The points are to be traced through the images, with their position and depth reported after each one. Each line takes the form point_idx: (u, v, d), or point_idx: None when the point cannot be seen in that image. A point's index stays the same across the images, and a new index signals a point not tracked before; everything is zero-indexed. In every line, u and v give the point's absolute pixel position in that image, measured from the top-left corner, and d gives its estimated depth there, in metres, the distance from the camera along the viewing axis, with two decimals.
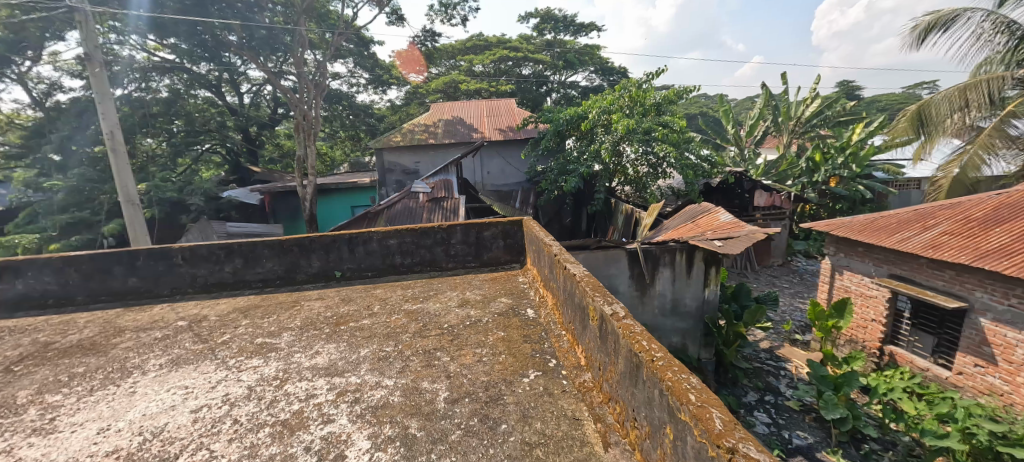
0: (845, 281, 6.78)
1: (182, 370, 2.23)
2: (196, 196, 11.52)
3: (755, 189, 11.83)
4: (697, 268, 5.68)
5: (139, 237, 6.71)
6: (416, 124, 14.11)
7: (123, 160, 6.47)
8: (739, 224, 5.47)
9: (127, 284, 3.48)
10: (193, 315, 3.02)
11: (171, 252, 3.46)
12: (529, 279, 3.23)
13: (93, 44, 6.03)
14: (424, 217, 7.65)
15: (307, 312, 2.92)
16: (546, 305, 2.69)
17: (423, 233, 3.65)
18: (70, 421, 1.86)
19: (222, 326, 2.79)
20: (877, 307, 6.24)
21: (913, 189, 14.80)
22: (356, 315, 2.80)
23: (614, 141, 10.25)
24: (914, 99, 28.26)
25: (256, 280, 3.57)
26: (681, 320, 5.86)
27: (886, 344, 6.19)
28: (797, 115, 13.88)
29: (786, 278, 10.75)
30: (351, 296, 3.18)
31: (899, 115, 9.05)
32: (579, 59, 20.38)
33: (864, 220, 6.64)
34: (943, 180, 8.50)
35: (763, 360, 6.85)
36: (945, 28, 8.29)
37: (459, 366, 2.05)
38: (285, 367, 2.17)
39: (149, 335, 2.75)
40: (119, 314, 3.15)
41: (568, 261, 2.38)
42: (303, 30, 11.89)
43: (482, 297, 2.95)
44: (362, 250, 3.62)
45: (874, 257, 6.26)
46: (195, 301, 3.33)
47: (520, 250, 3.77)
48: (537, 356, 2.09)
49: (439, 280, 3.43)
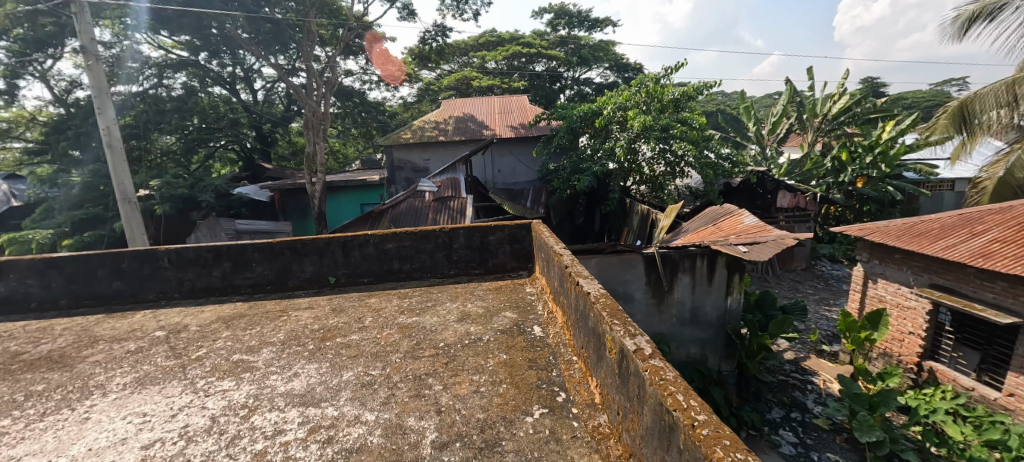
0: (879, 289, 6.33)
1: (146, 392, 1.99)
2: (207, 193, 11.50)
3: (778, 190, 11.34)
4: (719, 274, 5.30)
5: (136, 236, 6.62)
6: (427, 120, 13.93)
7: (120, 157, 6.36)
8: (766, 229, 5.10)
9: (111, 288, 3.27)
10: (174, 325, 2.80)
11: (157, 254, 3.25)
12: (537, 291, 2.93)
13: (89, 36, 5.90)
14: (429, 218, 7.40)
15: (293, 323, 2.67)
16: (556, 322, 2.39)
17: (423, 237, 3.38)
18: (7, 455, 1.62)
19: (201, 339, 2.55)
20: (915, 319, 5.80)
21: (945, 190, 13.84)
22: (345, 329, 2.54)
23: (631, 139, 9.85)
24: (944, 96, 27.08)
25: (246, 286, 3.34)
26: (701, 329, 5.50)
27: (925, 360, 5.73)
28: (822, 112, 13.27)
29: (810, 283, 10.27)
30: (343, 305, 2.92)
31: (939, 112, 8.47)
32: (594, 55, 19.87)
33: (902, 224, 6.16)
34: (986, 181, 7.87)
35: (787, 372, 6.44)
36: (991, 18, 7.68)
37: (453, 398, 1.76)
38: (257, 392, 1.91)
39: (122, 347, 2.53)
40: (99, 321, 2.95)
41: (580, 274, 2.06)
42: (313, 25, 11.76)
43: (485, 311, 2.66)
44: (358, 255, 3.37)
45: (912, 265, 5.79)
46: (180, 308, 3.11)
47: (528, 256, 3.48)
48: (544, 388, 1.78)
49: (439, 289, 3.15)
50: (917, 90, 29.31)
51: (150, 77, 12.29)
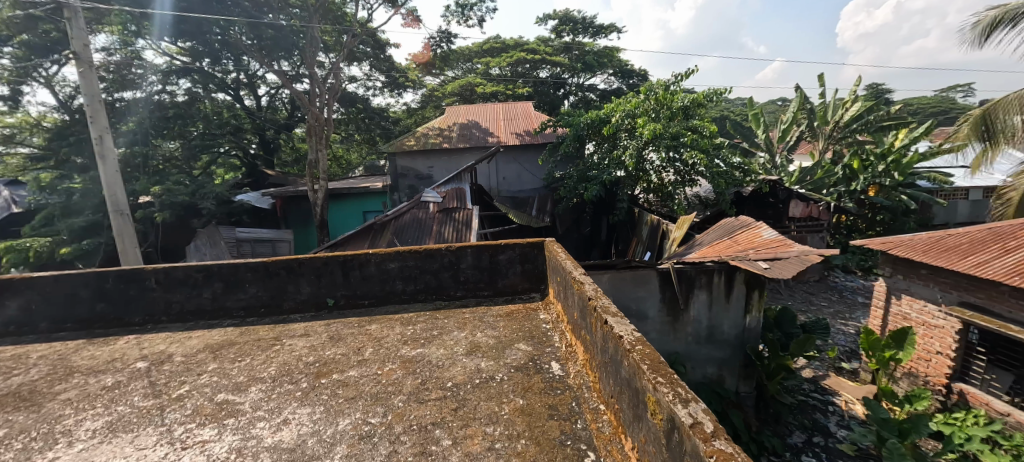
0: (903, 306, 6.06)
1: (116, 442, 1.76)
2: (208, 200, 11.23)
3: (791, 199, 11.05)
4: (737, 291, 5.06)
5: (128, 249, 6.46)
6: (431, 127, 13.78)
7: (113, 167, 6.20)
8: (787, 244, 4.85)
9: (94, 311, 3.07)
10: (158, 354, 2.58)
11: (144, 274, 3.06)
12: (553, 319, 2.69)
13: (83, 42, 5.76)
14: (433, 231, 7.15)
15: (286, 354, 2.45)
16: (576, 359, 2.15)
17: (428, 257, 3.16)
18: None
19: (185, 372, 2.33)
20: (944, 339, 5.51)
21: (959, 199, 13.61)
22: (343, 363, 2.30)
23: (639, 147, 9.65)
24: (949, 102, 26.92)
25: (238, 309, 3.12)
26: (718, 348, 5.25)
27: (954, 382, 5.43)
28: (834, 119, 13.05)
29: (823, 295, 9.99)
30: (341, 333, 2.69)
31: (960, 120, 8.22)
32: (598, 61, 19.58)
33: (927, 238, 5.90)
34: (1011, 192, 7.59)
35: (807, 393, 6.15)
36: (1014, 24, 7.44)
37: (464, 458, 1.51)
38: (241, 444, 1.67)
39: (98, 381, 2.30)
40: (79, 348, 2.74)
41: (607, 310, 1.82)
42: (317, 30, 11.67)
43: (496, 342, 2.42)
44: (358, 276, 3.14)
45: (940, 281, 5.53)
46: (166, 334, 2.89)
47: (541, 277, 3.24)
48: (568, 445, 1.54)
49: (445, 314, 2.91)
50: (922, 96, 29.08)
51: (154, 83, 12.14)
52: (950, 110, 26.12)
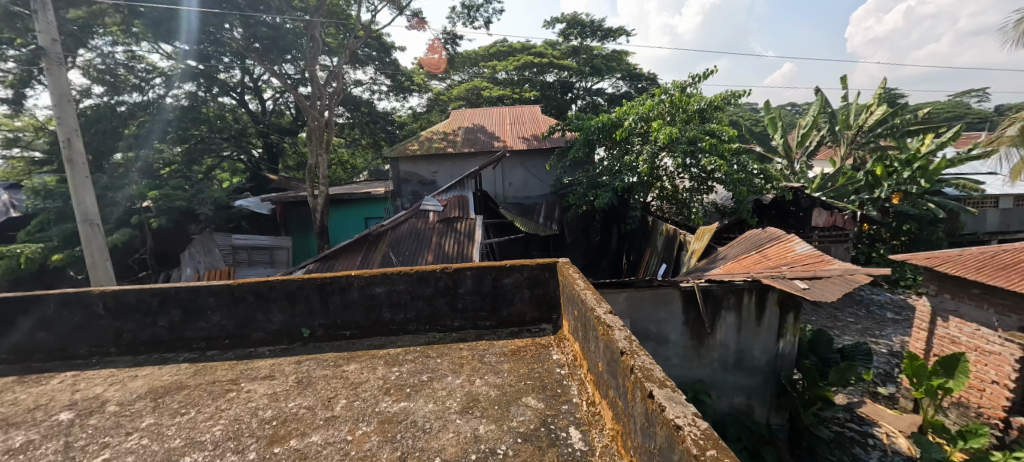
0: (951, 330, 5.51)
1: None
2: (206, 205, 10.87)
3: (814, 208, 10.48)
4: (769, 312, 4.56)
5: (95, 262, 6.10)
6: (436, 132, 13.40)
7: (81, 173, 5.87)
8: (829, 261, 4.34)
9: (33, 340, 2.63)
10: (91, 400, 2.13)
11: (90, 299, 2.62)
12: (568, 363, 2.21)
13: (52, 36, 5.46)
14: (433, 241, 6.68)
15: (240, 406, 1.98)
16: (602, 426, 1.67)
17: (420, 280, 2.70)
18: None
19: (114, 429, 1.87)
20: (1001, 368, 4.93)
21: (989, 207, 12.86)
22: (305, 422, 1.83)
23: (655, 152, 9.14)
24: (966, 108, 26.02)
25: (199, 340, 2.68)
26: (748, 376, 4.73)
27: (1013, 416, 4.84)
28: (857, 124, 12.45)
29: (850, 311, 9.36)
30: (311, 378, 2.22)
31: (1005, 123, 7.65)
32: (606, 66, 19.22)
33: (978, 254, 5.35)
34: None
35: (841, 423, 5.60)
36: None
37: None
38: None
39: (6, 441, 1.84)
40: (5, 389, 2.29)
41: (651, 373, 1.34)
42: (318, 31, 11.27)
43: (499, 395, 1.95)
44: (339, 302, 2.70)
45: (996, 303, 4.96)
46: (112, 371, 2.44)
47: (553, 305, 2.77)
48: None
49: (439, 351, 2.44)
50: (939, 102, 28.29)
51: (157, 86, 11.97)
52: (967, 115, 25.30)
